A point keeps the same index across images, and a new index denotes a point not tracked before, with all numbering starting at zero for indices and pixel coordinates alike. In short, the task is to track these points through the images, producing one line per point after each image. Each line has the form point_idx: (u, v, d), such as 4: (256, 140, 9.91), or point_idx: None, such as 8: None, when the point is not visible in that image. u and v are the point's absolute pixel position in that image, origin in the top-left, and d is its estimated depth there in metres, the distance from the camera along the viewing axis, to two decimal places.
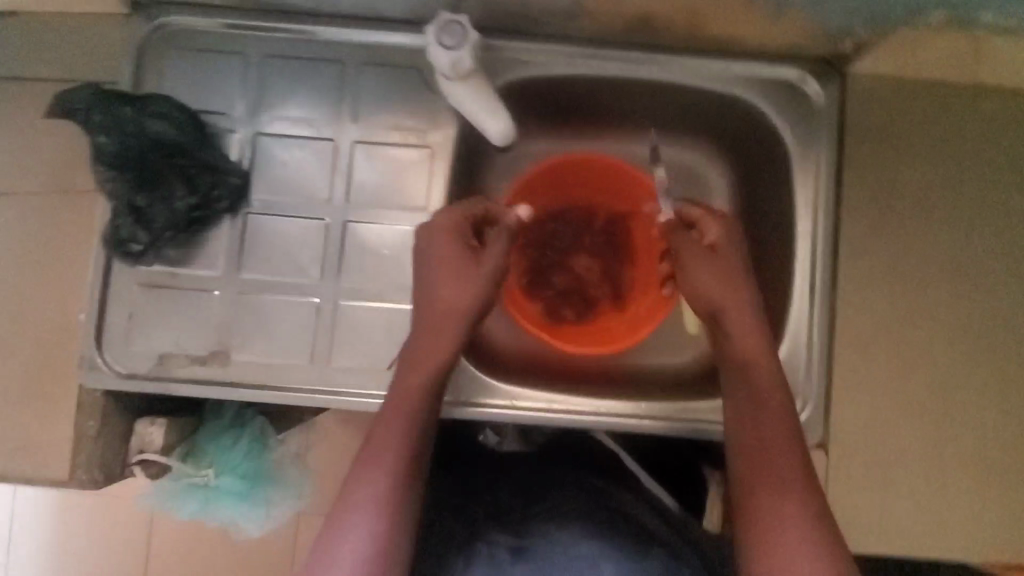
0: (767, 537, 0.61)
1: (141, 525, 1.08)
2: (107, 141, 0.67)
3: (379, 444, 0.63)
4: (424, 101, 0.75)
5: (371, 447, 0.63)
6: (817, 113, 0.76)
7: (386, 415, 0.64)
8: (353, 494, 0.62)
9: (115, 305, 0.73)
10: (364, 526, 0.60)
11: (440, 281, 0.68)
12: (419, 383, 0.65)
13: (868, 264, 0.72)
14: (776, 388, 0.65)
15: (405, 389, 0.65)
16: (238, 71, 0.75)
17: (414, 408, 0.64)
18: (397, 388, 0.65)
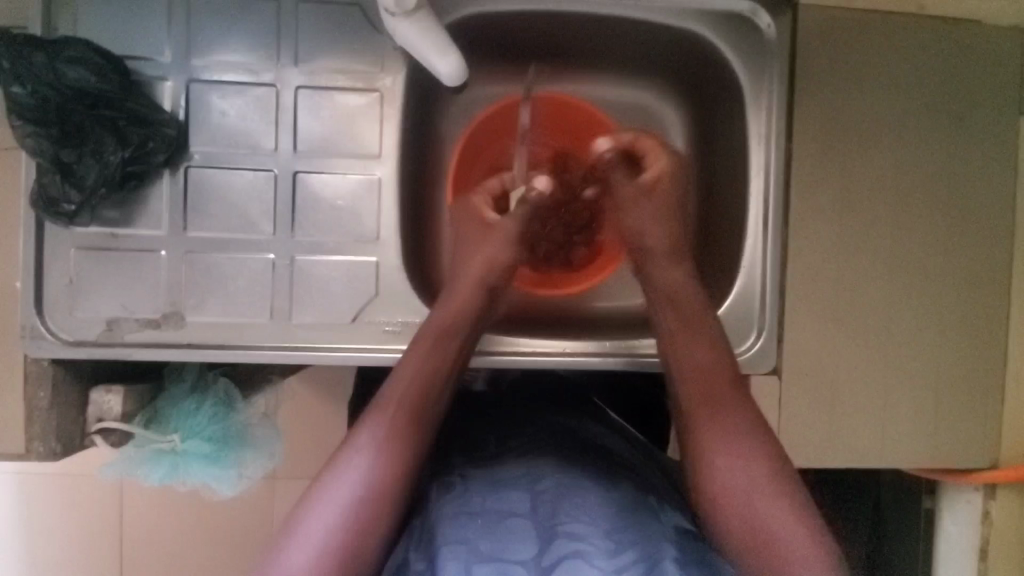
0: (769, 547, 0.58)
1: (107, 502, 1.06)
2: (21, 91, 0.62)
3: (376, 414, 0.63)
4: (369, 41, 0.72)
5: (375, 408, 0.63)
6: (769, 47, 0.75)
7: (394, 384, 0.64)
8: (353, 438, 0.62)
9: (52, 272, 0.69)
10: (357, 475, 0.59)
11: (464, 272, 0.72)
12: (421, 357, 0.66)
13: (818, 199, 0.75)
14: (719, 364, 0.67)
15: (414, 358, 0.66)
16: (162, 11, 0.69)
17: (423, 376, 0.65)
18: (412, 354, 0.66)
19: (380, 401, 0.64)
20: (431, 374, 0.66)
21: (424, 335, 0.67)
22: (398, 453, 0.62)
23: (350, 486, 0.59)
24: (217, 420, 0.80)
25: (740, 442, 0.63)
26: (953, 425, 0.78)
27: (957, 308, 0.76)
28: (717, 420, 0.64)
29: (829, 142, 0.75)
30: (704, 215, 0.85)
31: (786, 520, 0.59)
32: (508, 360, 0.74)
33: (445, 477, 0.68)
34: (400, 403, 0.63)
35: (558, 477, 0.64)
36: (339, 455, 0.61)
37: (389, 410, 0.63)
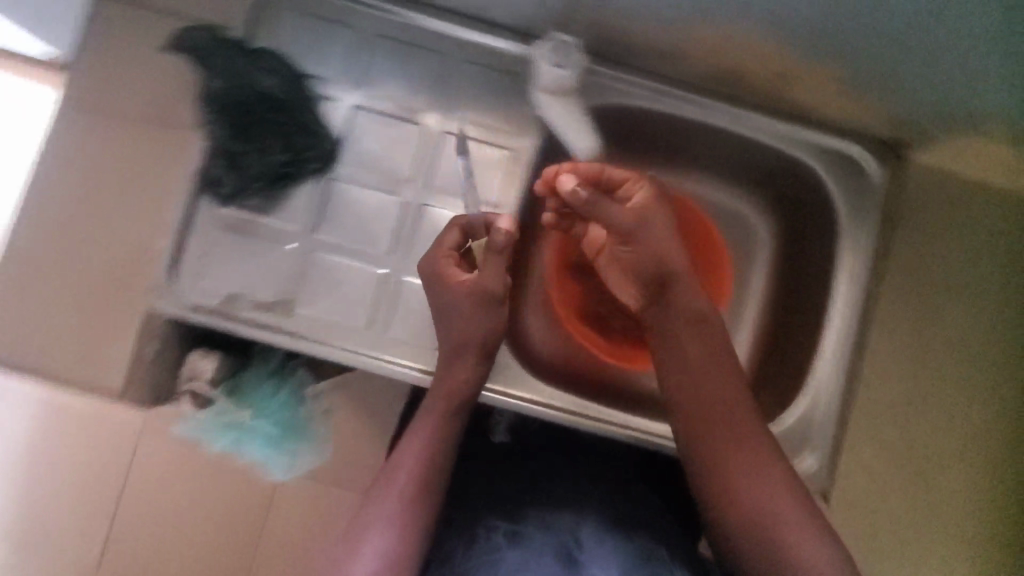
0: None
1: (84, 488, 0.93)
2: (220, 84, 0.74)
3: (410, 437, 0.69)
4: (515, 107, 0.80)
5: (408, 435, 0.70)
6: (872, 193, 0.81)
7: (429, 409, 0.70)
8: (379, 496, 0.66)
9: (193, 243, 0.76)
10: (388, 524, 0.64)
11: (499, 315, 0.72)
12: (455, 381, 0.71)
13: (893, 333, 0.81)
14: (749, 432, 0.65)
15: (445, 383, 0.71)
16: (346, 43, 0.79)
17: (453, 401, 0.70)
18: (444, 381, 0.71)
19: (390, 467, 0.68)
20: (459, 397, 0.71)
21: (458, 365, 0.71)
22: (431, 476, 0.68)
23: (389, 506, 0.65)
24: (286, 407, 0.85)
25: (780, 510, 0.61)
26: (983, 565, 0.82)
27: (1002, 454, 0.82)
28: (742, 469, 0.63)
29: (910, 285, 0.82)
30: (776, 329, 0.87)
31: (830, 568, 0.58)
32: (569, 415, 0.78)
33: (472, 533, 0.70)
34: (433, 427, 0.69)
35: (580, 532, 0.69)
36: (368, 509, 0.65)
37: (402, 473, 0.66)
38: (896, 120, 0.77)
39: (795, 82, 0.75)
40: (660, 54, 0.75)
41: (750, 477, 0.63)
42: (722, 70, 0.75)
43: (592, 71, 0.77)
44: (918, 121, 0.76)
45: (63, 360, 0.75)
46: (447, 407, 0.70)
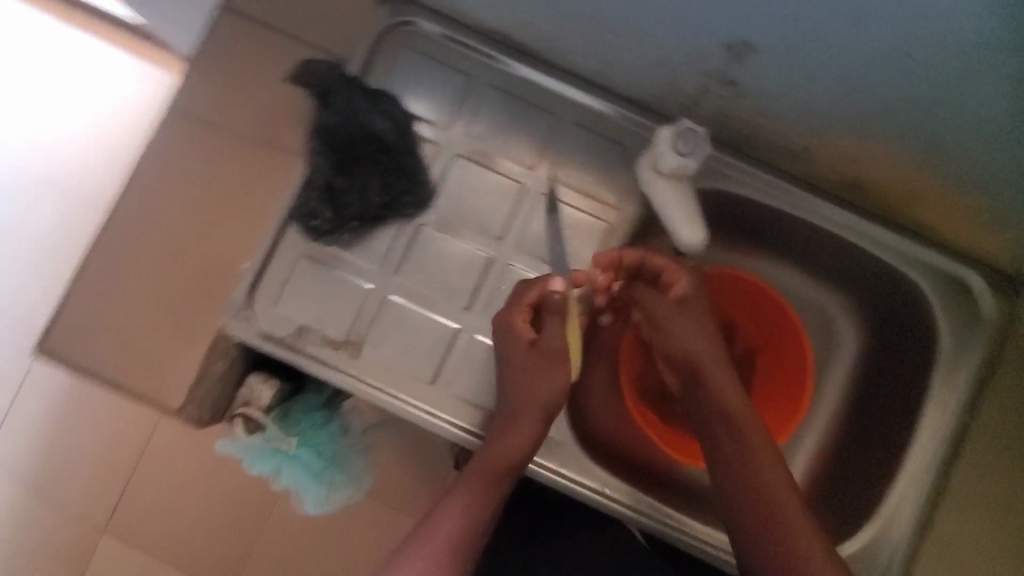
0: None
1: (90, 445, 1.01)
2: (331, 122, 0.72)
3: (421, 540, 0.64)
4: (617, 179, 0.78)
5: (411, 540, 0.64)
6: (981, 327, 0.76)
7: (437, 517, 0.66)
8: (421, 535, 0.64)
9: (274, 269, 0.75)
10: (429, 564, 0.62)
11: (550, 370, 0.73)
12: (466, 500, 0.66)
13: (976, 487, 0.76)
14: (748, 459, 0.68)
15: (455, 501, 0.66)
16: (461, 90, 0.78)
17: (462, 519, 0.65)
18: (454, 497, 0.67)
19: (435, 512, 0.66)
20: (467, 518, 0.66)
21: (468, 476, 0.68)
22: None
23: None
24: (332, 440, 0.86)
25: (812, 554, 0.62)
26: None
27: None
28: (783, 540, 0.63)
29: (1003, 438, 0.76)
30: (849, 445, 0.83)
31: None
32: (621, 508, 0.75)
33: None
34: (443, 541, 0.64)
35: None
36: (412, 543, 0.64)
37: (444, 528, 0.65)
38: None
39: (920, 205, 0.70)
40: (782, 151, 0.72)
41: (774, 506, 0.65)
42: (843, 179, 0.72)
43: (718, 158, 0.75)
44: None
45: (127, 368, 0.73)
46: (461, 517, 0.65)
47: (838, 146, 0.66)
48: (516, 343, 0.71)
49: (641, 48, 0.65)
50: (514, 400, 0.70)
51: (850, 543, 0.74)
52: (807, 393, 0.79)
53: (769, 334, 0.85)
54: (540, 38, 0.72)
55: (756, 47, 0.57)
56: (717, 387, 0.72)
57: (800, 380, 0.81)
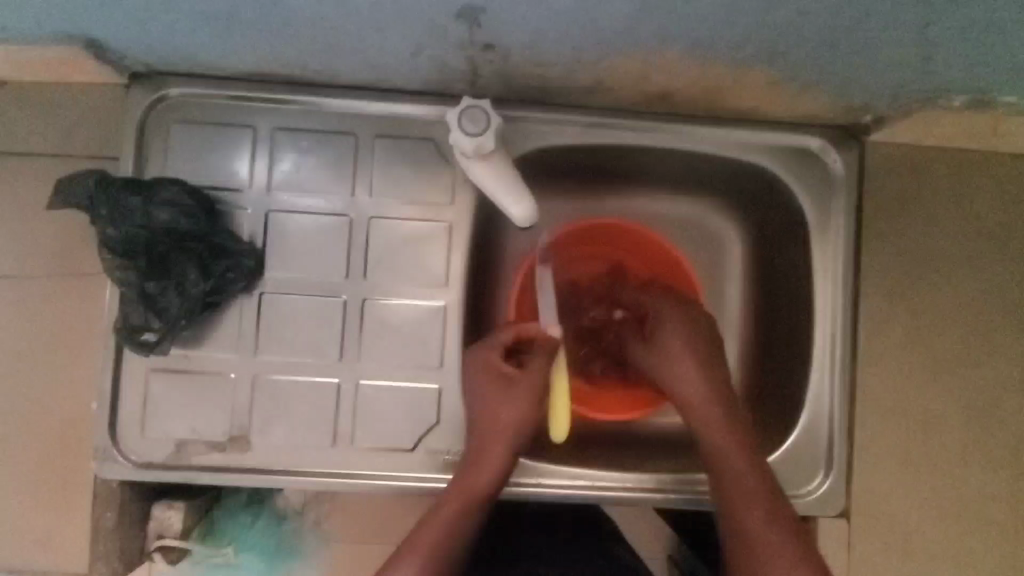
0: None
1: None
2: (114, 232, 0.66)
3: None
4: (440, 173, 0.74)
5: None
6: (836, 183, 0.75)
7: (398, 558, 0.63)
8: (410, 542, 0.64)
9: (128, 396, 0.70)
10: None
11: (495, 400, 0.70)
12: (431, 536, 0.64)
13: (891, 336, 0.74)
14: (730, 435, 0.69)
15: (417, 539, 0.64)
16: (247, 144, 0.72)
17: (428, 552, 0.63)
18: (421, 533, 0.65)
19: (425, 521, 0.66)
20: (440, 548, 0.64)
21: (437, 509, 0.67)
22: None
23: None
24: (269, 531, 0.82)
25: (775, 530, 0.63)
26: None
27: None
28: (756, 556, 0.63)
29: (902, 279, 0.74)
30: (765, 341, 0.82)
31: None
32: (564, 492, 0.74)
33: None
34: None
35: None
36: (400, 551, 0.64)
37: (428, 540, 0.64)
38: (850, 108, 0.69)
39: (727, 92, 0.68)
40: (579, 88, 0.69)
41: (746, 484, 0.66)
42: (649, 94, 0.69)
43: (522, 118, 0.74)
44: (876, 106, 0.68)
45: (19, 551, 0.69)
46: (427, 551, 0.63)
47: (622, 69, 0.64)
48: (498, 392, 0.71)
49: (390, 43, 0.61)
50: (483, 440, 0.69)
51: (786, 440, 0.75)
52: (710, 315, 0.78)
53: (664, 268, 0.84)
54: (299, 66, 0.68)
55: (482, 9, 0.53)
56: (693, 400, 0.72)
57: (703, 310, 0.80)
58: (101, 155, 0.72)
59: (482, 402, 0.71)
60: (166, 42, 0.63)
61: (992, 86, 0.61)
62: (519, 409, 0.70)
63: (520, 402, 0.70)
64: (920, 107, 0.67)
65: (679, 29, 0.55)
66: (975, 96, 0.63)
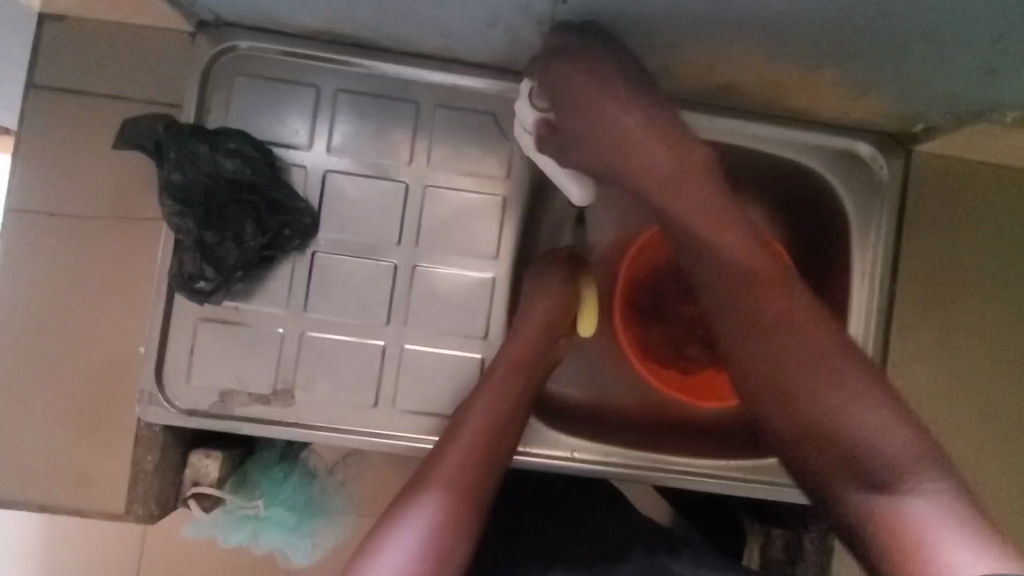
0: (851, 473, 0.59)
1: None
2: (179, 177, 0.67)
3: (422, 475, 0.60)
4: (497, 147, 0.75)
5: (417, 482, 0.60)
6: (882, 188, 0.77)
7: (435, 459, 0.62)
8: (431, 471, 0.61)
9: (175, 343, 0.71)
10: (445, 475, 0.60)
11: (536, 292, 0.73)
12: (469, 441, 0.63)
13: (921, 341, 0.77)
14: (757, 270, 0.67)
15: (454, 444, 0.63)
16: (310, 102, 0.73)
17: (466, 448, 0.63)
18: (463, 426, 0.65)
19: (443, 446, 0.63)
20: (474, 447, 0.63)
21: (469, 411, 0.66)
22: (456, 518, 0.58)
23: (407, 538, 0.55)
24: (300, 489, 0.81)
25: (820, 376, 0.62)
26: None
27: None
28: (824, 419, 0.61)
29: (936, 286, 0.77)
30: None
31: (938, 514, 0.54)
32: (595, 468, 0.76)
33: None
34: (449, 477, 0.60)
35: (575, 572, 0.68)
36: (420, 478, 0.61)
37: (455, 461, 0.62)
38: (903, 114, 0.71)
39: (788, 90, 0.69)
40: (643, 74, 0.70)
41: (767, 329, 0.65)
42: (710, 85, 0.71)
43: None
44: (928, 115, 0.70)
45: (57, 488, 0.70)
46: (469, 449, 0.63)
47: (692, 58, 0.65)
48: (552, 290, 0.74)
49: (469, 12, 0.62)
50: (534, 330, 0.72)
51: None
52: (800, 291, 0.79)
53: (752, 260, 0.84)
54: (370, 29, 0.68)
55: None
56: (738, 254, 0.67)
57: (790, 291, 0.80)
58: (161, 102, 0.72)
59: (532, 304, 0.73)
60: None
61: None
62: (552, 299, 0.73)
63: (554, 294, 0.74)
64: (973, 119, 0.68)
65: (756, 21, 0.56)
66: None
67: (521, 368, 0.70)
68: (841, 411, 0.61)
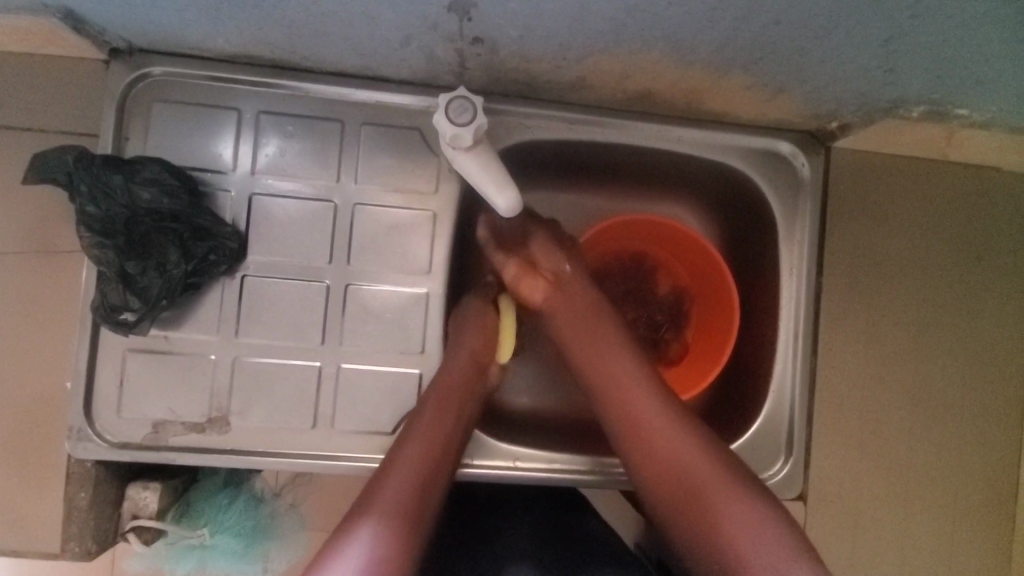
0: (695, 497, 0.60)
1: None
2: (95, 210, 0.66)
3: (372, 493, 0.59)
4: (425, 163, 0.75)
5: (367, 501, 0.58)
6: (804, 184, 0.78)
7: (387, 471, 0.61)
8: (377, 488, 0.59)
9: (104, 376, 0.70)
10: (395, 485, 0.60)
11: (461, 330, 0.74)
12: (417, 451, 0.63)
13: (848, 333, 0.79)
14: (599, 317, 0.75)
15: (403, 456, 0.63)
16: (232, 126, 0.72)
17: (415, 456, 0.63)
18: (413, 439, 0.64)
19: (386, 472, 0.61)
20: (428, 456, 0.63)
21: (414, 431, 0.65)
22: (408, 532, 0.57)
23: (356, 548, 0.54)
24: (247, 513, 0.81)
25: (648, 407, 0.67)
26: (970, 551, 0.80)
27: (971, 435, 0.80)
28: (698, 472, 0.62)
29: (857, 276, 0.79)
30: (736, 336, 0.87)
31: (779, 531, 0.57)
32: (537, 475, 0.77)
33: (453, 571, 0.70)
34: (399, 488, 0.59)
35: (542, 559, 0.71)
36: (358, 509, 0.58)
37: (400, 476, 0.61)
38: (817, 114, 0.73)
39: (705, 95, 0.71)
40: (562, 85, 0.71)
41: (605, 370, 0.71)
42: (629, 93, 0.72)
43: (505, 113, 0.76)
44: (841, 113, 0.72)
45: None
46: (417, 459, 0.63)
47: (606, 68, 0.66)
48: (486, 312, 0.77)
49: (379, 32, 0.62)
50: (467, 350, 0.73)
51: (743, 434, 0.77)
52: (736, 296, 0.80)
53: (679, 256, 0.89)
54: (285, 50, 0.68)
55: (474, 3, 0.55)
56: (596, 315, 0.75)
57: (724, 289, 0.82)
58: (79, 132, 0.71)
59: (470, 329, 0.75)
60: (148, 18, 0.62)
61: (948, 99, 0.65)
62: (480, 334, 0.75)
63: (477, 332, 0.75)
64: (881, 116, 0.71)
65: (657, 33, 0.57)
66: (932, 107, 0.67)
67: (450, 406, 0.68)
68: (687, 448, 0.63)
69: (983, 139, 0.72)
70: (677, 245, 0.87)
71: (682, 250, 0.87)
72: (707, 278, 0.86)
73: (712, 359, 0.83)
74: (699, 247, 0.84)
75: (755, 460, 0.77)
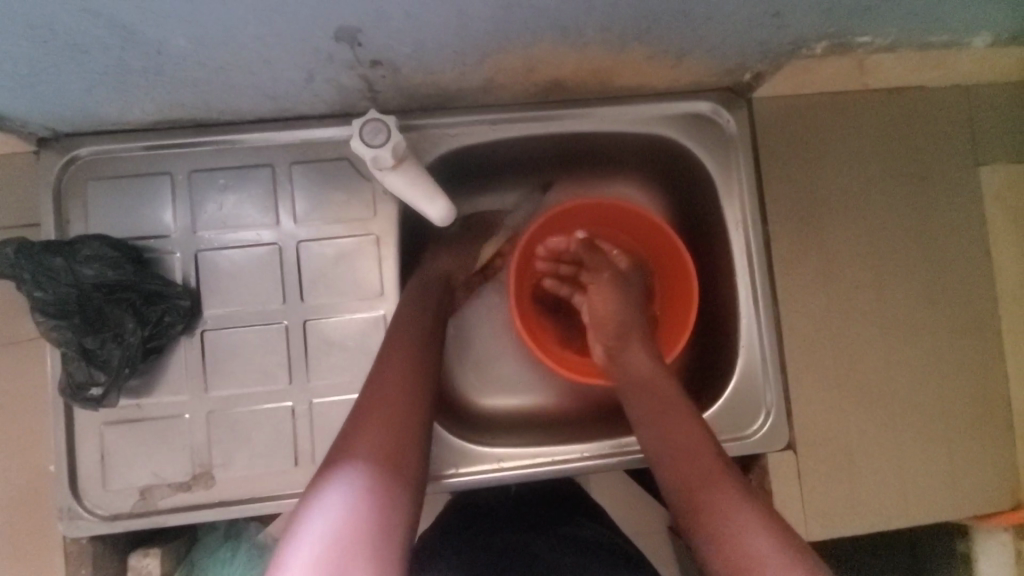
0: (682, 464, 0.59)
1: None
2: (43, 295, 0.67)
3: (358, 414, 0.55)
4: (359, 189, 0.77)
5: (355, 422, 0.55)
6: (734, 140, 0.81)
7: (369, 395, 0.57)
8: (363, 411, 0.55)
9: (85, 453, 0.71)
10: (378, 401, 0.56)
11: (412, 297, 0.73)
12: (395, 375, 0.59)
13: (806, 275, 0.79)
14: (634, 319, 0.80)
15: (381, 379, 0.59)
16: (166, 189, 0.74)
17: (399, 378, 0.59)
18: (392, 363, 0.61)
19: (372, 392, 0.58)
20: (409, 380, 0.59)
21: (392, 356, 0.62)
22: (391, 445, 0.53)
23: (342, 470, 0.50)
24: (250, 565, 0.80)
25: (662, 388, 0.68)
26: (971, 470, 0.79)
27: (949, 353, 0.80)
28: (687, 445, 0.61)
29: (802, 218, 0.79)
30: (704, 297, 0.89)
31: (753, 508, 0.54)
32: (525, 471, 0.78)
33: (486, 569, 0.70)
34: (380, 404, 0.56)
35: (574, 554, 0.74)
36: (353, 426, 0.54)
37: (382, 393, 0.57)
38: (728, 68, 0.74)
39: (613, 72, 0.72)
40: (474, 89, 0.72)
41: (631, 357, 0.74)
42: (540, 84, 0.73)
43: (428, 126, 0.77)
44: (750, 64, 0.73)
45: None
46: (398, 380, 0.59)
47: (507, 65, 0.67)
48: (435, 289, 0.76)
49: (280, 74, 0.63)
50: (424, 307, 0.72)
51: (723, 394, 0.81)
52: (690, 261, 0.81)
53: (634, 233, 0.90)
54: (201, 108, 0.70)
55: (357, 30, 0.56)
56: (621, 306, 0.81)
57: (678, 257, 0.83)
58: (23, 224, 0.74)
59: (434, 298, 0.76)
60: (61, 104, 0.64)
61: (844, 30, 0.66)
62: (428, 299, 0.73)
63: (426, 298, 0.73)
64: (789, 59, 0.71)
65: (540, 22, 0.59)
66: (832, 41, 0.68)
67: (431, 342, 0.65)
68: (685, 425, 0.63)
69: (894, 60, 0.72)
70: (630, 223, 0.88)
71: (633, 225, 0.88)
72: (662, 248, 0.87)
73: (677, 326, 0.84)
74: (647, 219, 0.84)
75: (731, 418, 0.81)
